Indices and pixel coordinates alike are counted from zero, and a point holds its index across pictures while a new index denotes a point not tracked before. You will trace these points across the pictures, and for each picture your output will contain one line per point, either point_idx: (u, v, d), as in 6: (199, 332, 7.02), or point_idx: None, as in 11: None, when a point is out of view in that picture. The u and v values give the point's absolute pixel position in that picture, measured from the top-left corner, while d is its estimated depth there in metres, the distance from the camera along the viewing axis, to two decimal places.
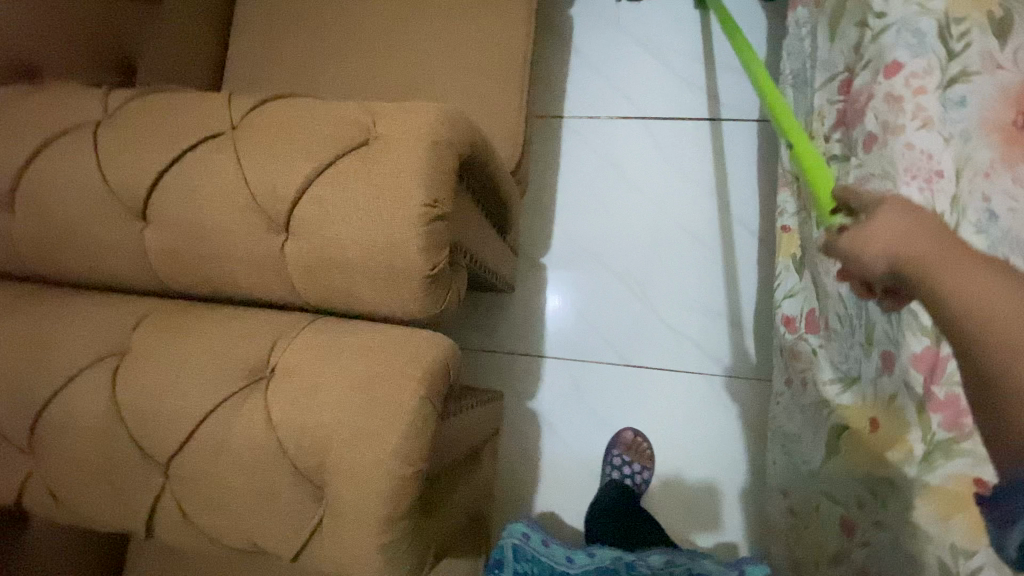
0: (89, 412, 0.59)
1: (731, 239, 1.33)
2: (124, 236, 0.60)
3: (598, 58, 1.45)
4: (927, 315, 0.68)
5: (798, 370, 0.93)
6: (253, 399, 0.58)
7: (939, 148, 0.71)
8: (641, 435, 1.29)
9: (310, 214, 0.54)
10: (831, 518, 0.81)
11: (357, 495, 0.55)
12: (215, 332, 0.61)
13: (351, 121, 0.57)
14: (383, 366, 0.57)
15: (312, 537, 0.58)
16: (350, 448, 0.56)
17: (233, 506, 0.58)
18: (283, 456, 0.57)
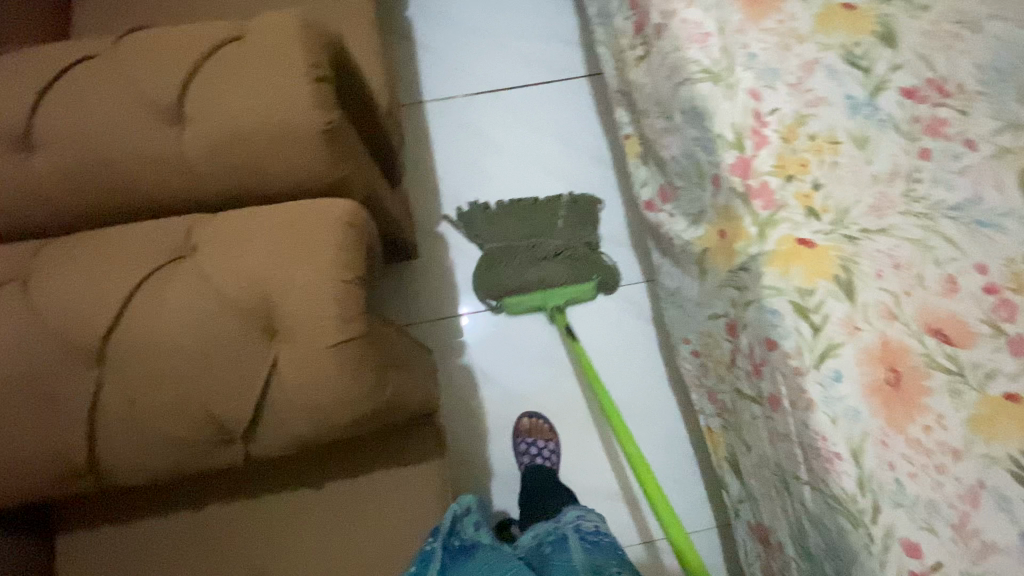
0: (3, 331, 0.59)
1: (593, 171, 1.52)
2: (9, 168, 0.65)
3: (439, 46, 1.61)
4: (729, 133, 0.88)
5: (665, 234, 1.10)
6: (179, 272, 0.61)
7: (703, 17, 0.94)
8: (537, 415, 1.36)
9: (202, 99, 0.65)
10: (720, 331, 0.96)
11: (307, 341, 0.59)
12: (125, 235, 0.64)
13: (225, 31, 0.69)
14: (306, 219, 0.63)
15: (263, 402, 0.60)
16: (288, 299, 0.60)
17: (180, 376, 0.59)
18: (220, 314, 0.60)
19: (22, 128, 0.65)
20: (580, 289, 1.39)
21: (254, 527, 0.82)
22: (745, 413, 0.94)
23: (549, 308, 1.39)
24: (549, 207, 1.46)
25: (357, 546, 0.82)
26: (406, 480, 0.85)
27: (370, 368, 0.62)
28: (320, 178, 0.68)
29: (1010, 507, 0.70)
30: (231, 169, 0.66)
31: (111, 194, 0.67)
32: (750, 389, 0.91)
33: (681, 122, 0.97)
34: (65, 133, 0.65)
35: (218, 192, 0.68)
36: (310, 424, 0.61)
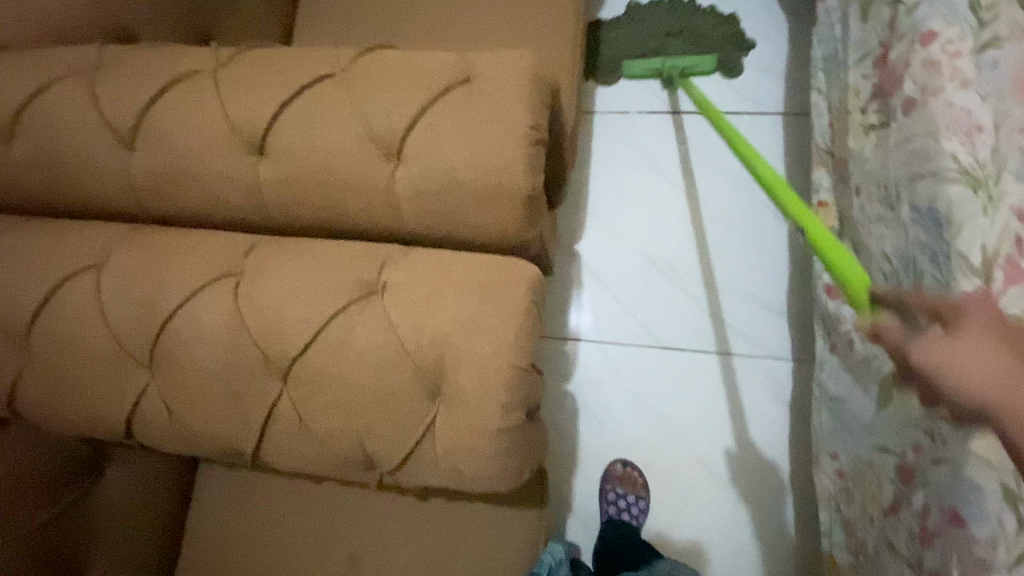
0: (214, 323, 0.66)
1: (764, 224, 1.38)
2: (242, 168, 0.71)
3: (628, 56, 1.52)
4: (977, 257, 0.72)
5: (844, 334, 0.96)
6: (369, 307, 0.64)
7: (978, 106, 0.77)
8: (631, 465, 1.29)
9: (422, 140, 0.66)
10: (887, 469, 0.83)
11: (470, 408, 0.60)
12: (326, 254, 0.68)
13: (452, 66, 0.69)
14: (492, 281, 0.63)
15: (416, 450, 0.62)
16: (461, 360, 0.60)
17: (349, 407, 0.62)
18: (397, 359, 0.62)
19: (261, 136, 0.70)
20: (704, 59, 1.42)
21: (360, 514, 0.88)
22: (890, 571, 0.81)
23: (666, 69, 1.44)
24: (685, 7, 1.48)
25: (445, 564, 0.85)
26: (508, 520, 0.85)
27: (517, 447, 0.62)
28: (510, 236, 0.67)
29: None
30: (430, 209, 0.67)
31: (317, 208, 0.71)
32: (908, 552, 0.78)
33: (908, 220, 0.83)
34: (295, 147, 0.69)
35: (413, 229, 0.69)
36: (449, 477, 0.62)
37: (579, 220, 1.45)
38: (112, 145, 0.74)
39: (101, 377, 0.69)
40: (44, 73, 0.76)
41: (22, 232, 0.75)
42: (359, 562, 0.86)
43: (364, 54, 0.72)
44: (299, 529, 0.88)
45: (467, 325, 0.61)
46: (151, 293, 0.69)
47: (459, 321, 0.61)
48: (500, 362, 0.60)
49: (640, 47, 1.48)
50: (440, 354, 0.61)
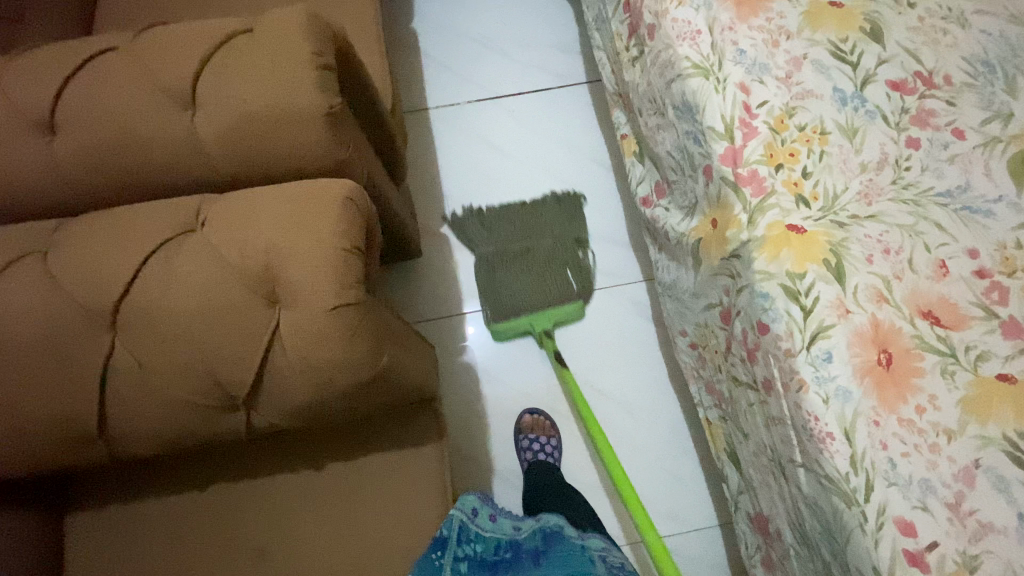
0: (21, 299, 0.62)
1: (593, 172, 1.56)
2: (35, 149, 0.71)
3: (444, 54, 1.67)
4: (720, 124, 0.91)
5: (661, 228, 1.12)
6: (187, 242, 0.64)
7: (694, 16, 0.98)
8: (540, 412, 1.37)
9: (215, 87, 0.70)
10: (715, 319, 0.98)
11: (309, 311, 0.60)
12: (138, 211, 0.68)
13: (235, 26, 0.74)
14: (306, 193, 0.65)
15: (265, 371, 0.63)
16: (289, 268, 0.61)
17: (188, 345, 0.61)
18: (225, 280, 0.62)
19: (48, 113, 0.70)
20: (567, 308, 1.40)
21: (258, 504, 0.84)
22: (741, 400, 0.95)
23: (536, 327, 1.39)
24: (529, 215, 1.48)
25: (359, 523, 0.84)
26: (409, 462, 0.87)
27: (366, 340, 0.63)
28: (326, 162, 0.73)
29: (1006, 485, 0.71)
30: (244, 150, 0.71)
31: (129, 173, 0.72)
32: (746, 375, 0.92)
33: (674, 116, 1.01)
34: (88, 113, 0.70)
35: (229, 172, 0.72)
36: (312, 390, 0.62)
37: (433, 203, 1.54)
38: None
39: None
40: None
41: None
42: (267, 554, 0.83)
43: (150, 30, 0.76)
44: (193, 543, 0.83)
45: (287, 231, 0.62)
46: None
47: (279, 231, 0.62)
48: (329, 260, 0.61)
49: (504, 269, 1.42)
50: (267, 266, 0.62)
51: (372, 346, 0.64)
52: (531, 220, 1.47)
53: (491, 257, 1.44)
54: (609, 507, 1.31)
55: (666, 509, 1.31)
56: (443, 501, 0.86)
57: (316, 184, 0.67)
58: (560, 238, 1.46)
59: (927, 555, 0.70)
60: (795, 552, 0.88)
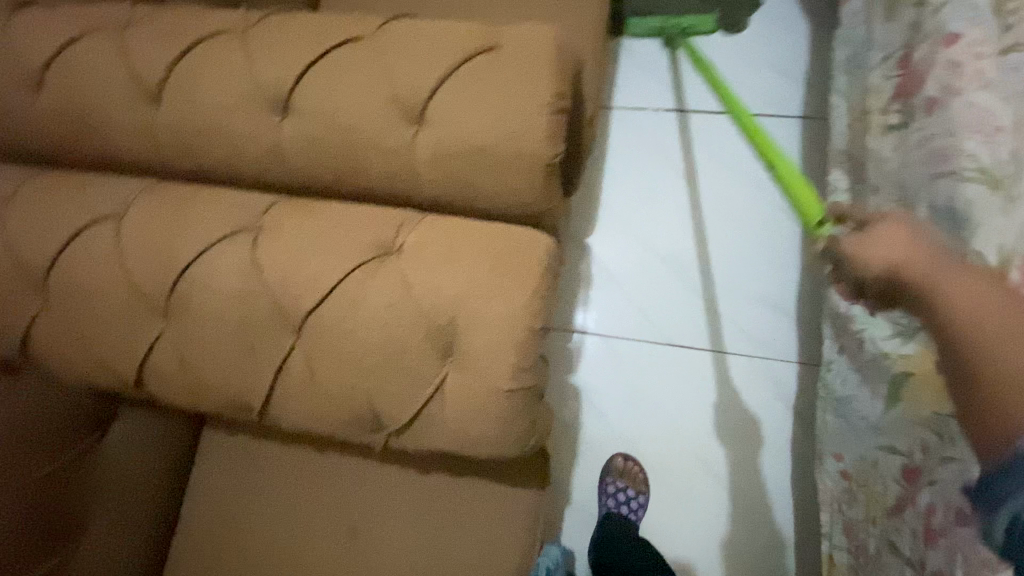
0: (233, 275, 0.70)
1: (778, 226, 1.36)
2: (263, 126, 0.75)
3: (646, 52, 1.52)
4: (994, 255, 0.72)
5: (854, 333, 0.95)
6: (384, 266, 0.68)
7: (999, 105, 0.76)
8: (633, 459, 1.29)
9: (444, 108, 0.71)
10: (892, 468, 0.82)
11: (487, 367, 0.64)
12: (342, 215, 0.73)
13: (476, 43, 0.73)
14: (505, 249, 0.67)
15: (426, 406, 0.67)
16: (476, 321, 0.65)
17: (364, 367, 0.67)
18: (411, 315, 0.66)
19: (285, 96, 0.75)
20: (705, 18, 1.40)
21: (360, 488, 0.88)
22: (890, 572, 0.80)
23: (669, 29, 1.42)
24: None
25: (445, 543, 0.85)
26: (505, 498, 0.85)
27: (527, 407, 0.66)
28: (526, 204, 0.72)
29: None
30: (452, 178, 0.72)
31: (339, 176, 0.76)
32: (911, 551, 0.77)
33: (926, 218, 0.82)
34: (318, 107, 0.73)
35: (430, 194, 0.75)
36: (454, 445, 0.68)
37: (589, 212, 1.45)
38: (136, 101, 0.78)
39: (115, 328, 0.73)
40: (77, 30, 0.81)
41: (42, 184, 0.80)
42: (358, 535, 0.86)
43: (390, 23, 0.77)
44: (297, 500, 0.89)
45: (480, 287, 0.65)
46: (170, 247, 0.73)
47: (475, 284, 0.66)
48: (517, 325, 0.64)
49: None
50: (456, 313, 0.65)
51: (521, 434, 0.67)
52: None
53: None
54: None
55: None
56: (530, 551, 0.83)
57: (517, 240, 0.69)
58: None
59: None
60: None
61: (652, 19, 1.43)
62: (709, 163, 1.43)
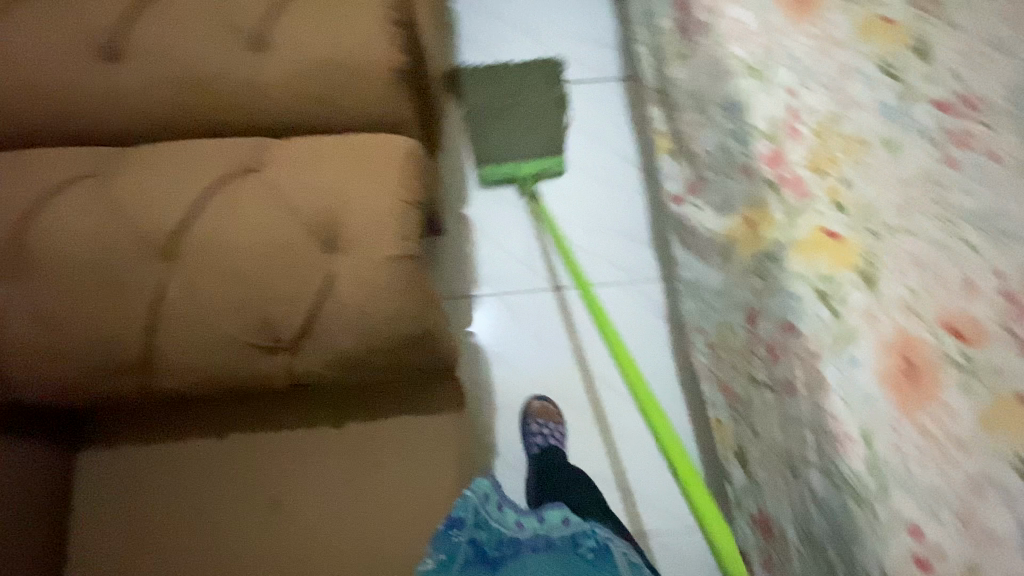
0: (83, 220, 0.68)
1: (622, 167, 1.57)
2: (109, 73, 0.80)
3: (480, 36, 1.66)
4: (765, 125, 0.92)
5: (691, 227, 1.13)
6: (248, 184, 0.69)
7: (747, 16, 0.99)
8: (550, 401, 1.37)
9: (289, 35, 0.80)
10: (740, 318, 0.99)
11: (371, 261, 0.66)
12: (195, 152, 0.73)
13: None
14: (366, 152, 0.72)
15: (314, 312, 0.66)
16: (353, 216, 0.68)
17: (242, 284, 0.65)
18: (287, 221, 0.68)
19: (126, 40, 0.80)
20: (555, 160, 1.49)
21: (277, 457, 0.85)
22: (756, 400, 0.97)
23: (519, 175, 1.50)
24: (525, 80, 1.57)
25: (376, 482, 0.85)
26: (426, 425, 0.88)
27: (416, 289, 0.68)
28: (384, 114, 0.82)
29: (1014, 501, 0.75)
30: (308, 95, 0.80)
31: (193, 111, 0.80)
32: (766, 375, 0.93)
33: (718, 116, 1.02)
34: (162, 45, 0.79)
35: (291, 114, 0.81)
36: (355, 341, 0.67)
37: (457, 182, 1.54)
38: None
39: None
40: None
41: None
42: (283, 507, 0.83)
43: None
44: (208, 490, 0.84)
45: (349, 186, 0.69)
46: (7, 207, 0.69)
47: (345, 184, 0.69)
48: (395, 220, 0.68)
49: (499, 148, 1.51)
50: (333, 214, 0.68)
51: (418, 303, 0.68)
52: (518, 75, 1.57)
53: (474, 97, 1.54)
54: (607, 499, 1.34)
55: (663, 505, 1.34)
56: (460, 467, 0.87)
57: (375, 145, 0.73)
58: (547, 95, 1.56)
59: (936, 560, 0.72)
60: (796, 552, 0.90)
61: (505, 167, 1.49)
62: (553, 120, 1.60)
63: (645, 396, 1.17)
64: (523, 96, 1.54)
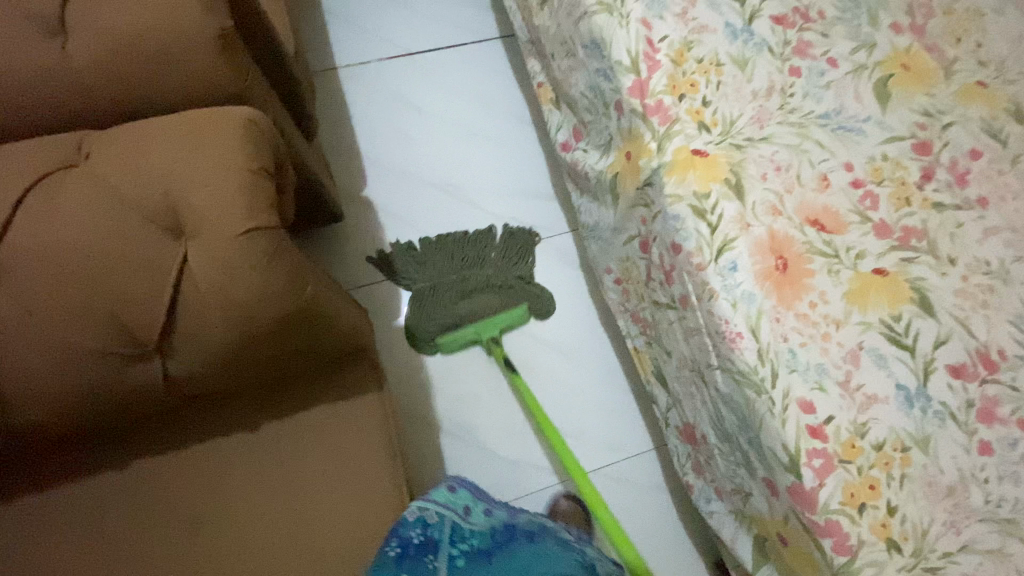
0: None
1: (515, 127, 1.57)
2: None
3: (348, 13, 1.60)
4: (626, 58, 0.95)
5: (581, 171, 1.16)
6: (71, 176, 0.61)
7: None
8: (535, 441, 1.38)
9: (97, 12, 0.72)
10: (636, 248, 1.04)
11: (223, 241, 0.60)
12: (6, 151, 0.63)
13: None
14: (201, 124, 0.64)
15: (177, 304, 0.61)
16: (194, 195, 0.60)
17: (85, 286, 0.59)
18: (124, 211, 0.60)
19: None
20: (512, 313, 1.37)
21: (191, 471, 0.80)
22: (663, 321, 1.03)
23: (484, 341, 1.35)
24: (471, 246, 1.43)
25: (299, 477, 0.82)
26: (345, 409, 0.85)
27: (282, 264, 0.62)
28: (225, 85, 0.78)
29: (883, 360, 0.85)
30: (134, 73, 0.74)
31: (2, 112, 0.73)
32: (665, 296, 0.99)
33: (585, 56, 1.04)
34: None
35: (122, 95, 0.75)
36: (231, 330, 0.62)
37: (350, 167, 1.49)
38: None
39: None
40: None
41: None
42: (202, 529, 0.78)
43: None
44: (116, 523, 0.77)
45: (187, 161, 0.62)
46: None
47: (182, 161, 0.62)
48: (243, 193, 0.61)
49: (452, 320, 1.35)
50: (174, 195, 0.61)
51: (295, 267, 0.64)
52: (466, 249, 1.42)
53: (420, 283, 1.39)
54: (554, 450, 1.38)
55: (607, 444, 1.40)
56: (388, 445, 0.85)
57: (212, 115, 0.65)
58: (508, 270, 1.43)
59: (826, 426, 0.80)
60: (721, 452, 0.97)
61: (460, 334, 1.35)
62: (437, 88, 1.57)
63: (576, 470, 1.24)
64: (482, 268, 1.41)
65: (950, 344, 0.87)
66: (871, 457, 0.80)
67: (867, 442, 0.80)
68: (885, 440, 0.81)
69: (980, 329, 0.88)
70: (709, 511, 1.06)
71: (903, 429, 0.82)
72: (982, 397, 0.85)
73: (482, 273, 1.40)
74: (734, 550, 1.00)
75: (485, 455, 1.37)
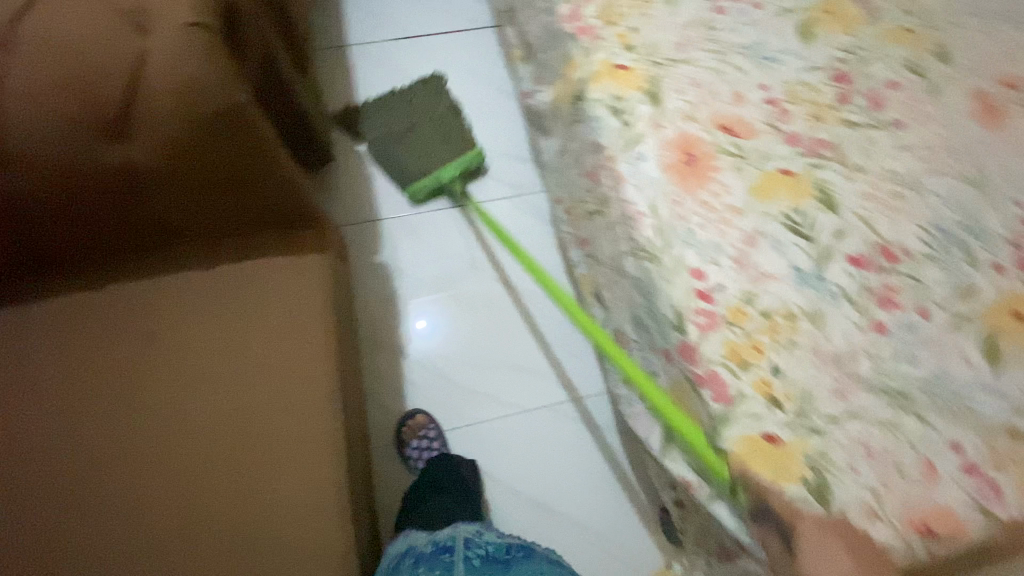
0: None
1: (500, 99, 1.73)
2: None
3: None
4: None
5: (537, 111, 1.30)
6: None
7: None
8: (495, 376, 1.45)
9: None
10: (574, 165, 1.15)
11: (173, 44, 0.73)
12: None
13: None
14: None
15: (134, 91, 0.74)
16: (157, 6, 0.74)
17: (68, 64, 0.73)
18: (104, 11, 0.74)
19: None
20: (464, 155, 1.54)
21: (149, 297, 0.91)
22: (595, 229, 1.12)
23: (445, 182, 1.52)
24: (412, 94, 1.62)
25: (240, 311, 0.91)
26: (288, 263, 0.94)
27: (218, 72, 0.75)
28: None
29: (780, 245, 0.91)
30: None
31: None
32: (594, 201, 1.08)
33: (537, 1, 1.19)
34: None
35: None
36: (176, 123, 0.76)
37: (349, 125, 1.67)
38: None
39: None
40: None
41: None
42: (152, 336, 0.89)
43: None
44: (88, 329, 0.90)
45: None
46: None
47: None
48: (194, 10, 0.74)
49: (410, 158, 1.54)
50: (142, 5, 0.74)
51: (224, 70, 0.75)
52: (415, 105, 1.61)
53: (385, 148, 1.57)
54: (511, 385, 1.44)
55: (563, 384, 1.45)
56: (324, 298, 0.94)
57: None
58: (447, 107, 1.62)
59: (714, 291, 0.86)
60: (638, 346, 1.04)
61: (426, 178, 1.52)
62: (433, 64, 1.76)
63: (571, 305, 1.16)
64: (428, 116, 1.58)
65: (850, 236, 0.93)
66: (758, 322, 0.84)
67: (754, 310, 0.85)
68: (773, 309, 0.86)
69: (883, 227, 0.94)
70: (631, 413, 1.10)
71: (794, 302, 0.87)
72: (878, 283, 0.90)
73: (427, 120, 1.58)
74: (647, 445, 1.02)
75: (443, 383, 1.45)
